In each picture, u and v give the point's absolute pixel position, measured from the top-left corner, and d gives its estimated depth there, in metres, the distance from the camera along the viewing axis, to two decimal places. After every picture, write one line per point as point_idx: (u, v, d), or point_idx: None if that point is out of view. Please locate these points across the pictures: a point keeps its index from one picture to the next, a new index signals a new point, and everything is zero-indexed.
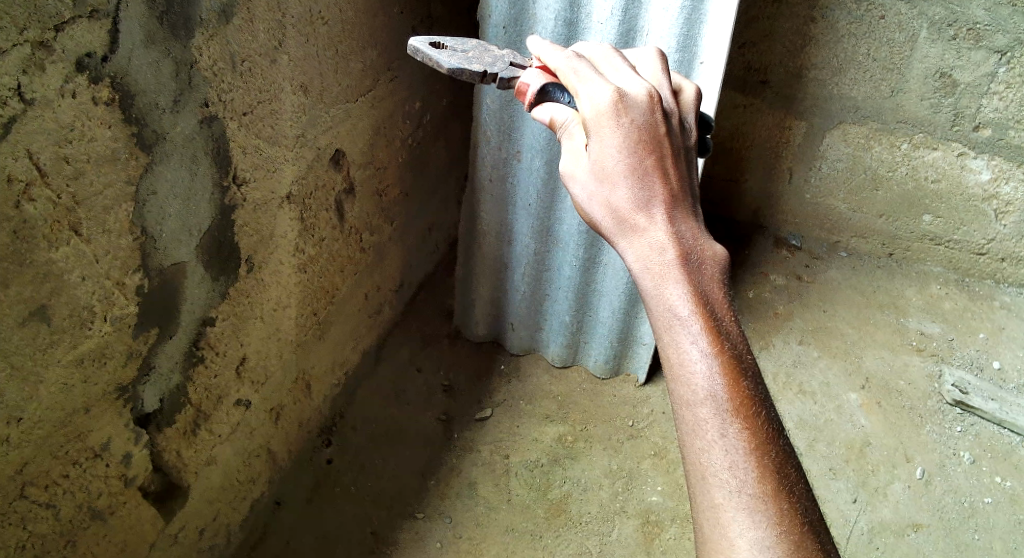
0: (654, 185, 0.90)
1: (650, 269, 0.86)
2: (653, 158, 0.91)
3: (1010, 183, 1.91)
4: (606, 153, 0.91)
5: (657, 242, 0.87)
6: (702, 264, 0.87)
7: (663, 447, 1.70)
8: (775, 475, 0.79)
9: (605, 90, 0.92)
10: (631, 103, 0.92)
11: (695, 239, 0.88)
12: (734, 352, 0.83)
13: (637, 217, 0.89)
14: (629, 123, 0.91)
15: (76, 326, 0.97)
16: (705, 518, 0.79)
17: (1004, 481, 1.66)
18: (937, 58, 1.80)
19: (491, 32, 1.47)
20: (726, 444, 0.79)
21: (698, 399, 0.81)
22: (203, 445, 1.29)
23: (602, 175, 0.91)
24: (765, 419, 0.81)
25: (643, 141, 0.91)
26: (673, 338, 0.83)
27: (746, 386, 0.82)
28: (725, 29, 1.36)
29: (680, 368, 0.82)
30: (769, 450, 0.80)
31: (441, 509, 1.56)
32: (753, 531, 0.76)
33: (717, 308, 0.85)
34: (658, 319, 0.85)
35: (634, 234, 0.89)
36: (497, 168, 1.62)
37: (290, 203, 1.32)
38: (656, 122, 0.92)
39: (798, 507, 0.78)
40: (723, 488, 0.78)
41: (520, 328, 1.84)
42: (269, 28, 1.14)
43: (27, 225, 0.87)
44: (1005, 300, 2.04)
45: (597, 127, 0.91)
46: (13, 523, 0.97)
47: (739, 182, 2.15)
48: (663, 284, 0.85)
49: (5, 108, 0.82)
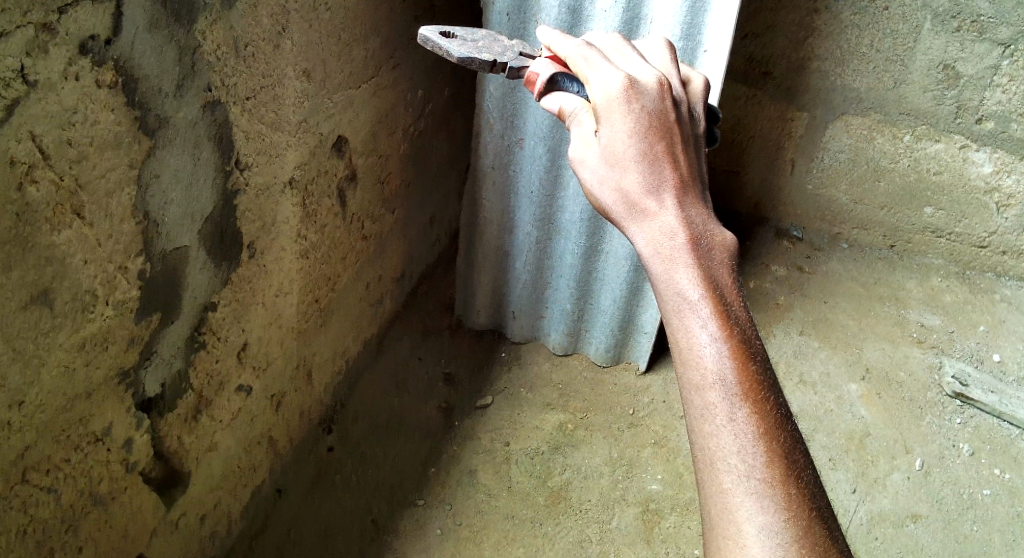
0: (663, 171, 0.90)
1: (660, 253, 0.86)
2: (663, 144, 0.91)
3: (1013, 176, 1.91)
4: (616, 137, 0.92)
5: (667, 226, 0.87)
6: (711, 250, 0.87)
7: (663, 436, 1.70)
8: (784, 459, 0.79)
9: (616, 77, 0.94)
10: (642, 90, 0.93)
11: (704, 225, 0.88)
12: (742, 336, 0.83)
13: (647, 201, 0.89)
14: (639, 110, 0.92)
15: (78, 311, 0.97)
16: (712, 503, 0.79)
17: (1003, 473, 1.67)
18: (940, 50, 1.79)
19: (495, 19, 1.45)
20: (735, 428, 0.79)
21: (708, 383, 0.81)
22: (204, 432, 1.29)
23: (611, 160, 0.92)
24: (773, 404, 0.81)
25: (653, 127, 0.91)
26: (683, 322, 0.83)
27: (755, 372, 0.82)
28: (730, 19, 1.36)
29: (689, 352, 0.82)
30: (777, 434, 0.80)
31: (442, 497, 1.56)
32: (762, 516, 0.77)
33: (726, 293, 0.85)
34: (667, 303, 0.85)
35: (644, 218, 0.89)
36: (500, 157, 1.62)
37: (292, 189, 1.32)
38: (665, 109, 0.93)
39: (806, 492, 0.78)
40: (732, 473, 0.78)
41: (522, 317, 1.84)
42: (273, 14, 1.14)
43: (30, 209, 0.87)
44: (1006, 293, 2.04)
45: (606, 112, 0.93)
46: (14, 507, 0.97)
47: (740, 174, 2.15)
48: (672, 268, 0.85)
49: (10, 90, 0.81)
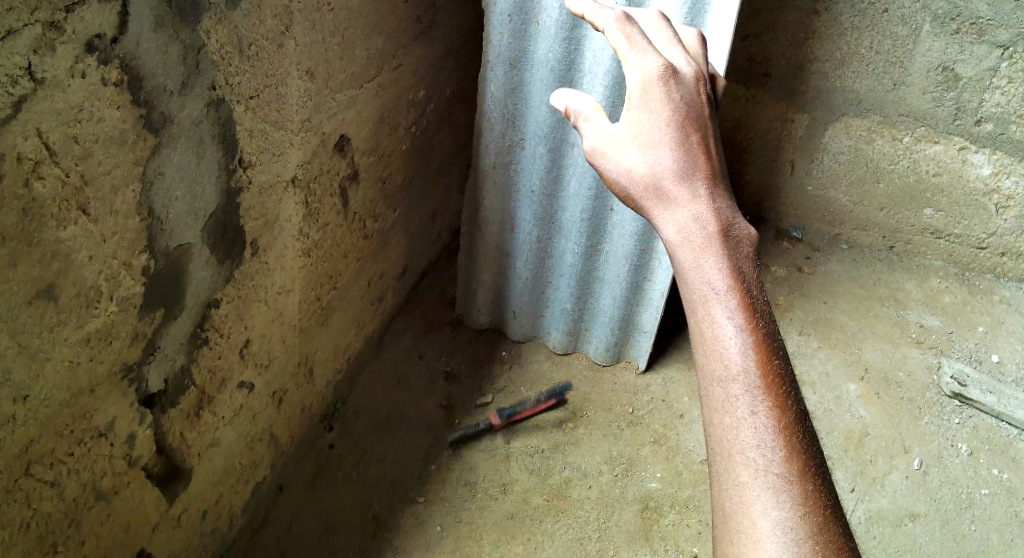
0: (698, 160, 0.93)
1: (691, 241, 0.88)
2: (698, 135, 0.95)
3: (1011, 178, 1.91)
4: (651, 122, 0.95)
5: (698, 215, 0.90)
6: (739, 243, 0.89)
7: (663, 435, 1.71)
8: (802, 456, 0.80)
9: (656, 62, 0.98)
10: (681, 80, 0.98)
11: (732, 217, 0.91)
12: (766, 330, 0.84)
13: (676, 189, 0.92)
14: (678, 99, 0.96)
15: (83, 306, 0.98)
16: (727, 496, 0.80)
17: (1001, 473, 1.68)
18: (940, 52, 1.80)
19: (496, 20, 1.46)
20: (755, 422, 0.80)
21: (731, 375, 0.82)
22: (206, 428, 1.30)
23: (647, 145, 0.95)
24: (793, 400, 0.82)
25: (689, 117, 0.96)
26: (709, 313, 0.84)
27: (777, 366, 0.83)
28: (728, 21, 1.37)
29: (714, 343, 0.83)
30: (796, 431, 0.81)
31: (442, 494, 1.57)
32: (777, 511, 0.77)
33: (752, 285, 0.86)
34: (693, 292, 0.86)
35: (673, 206, 0.92)
36: (501, 157, 1.63)
37: (294, 187, 1.33)
38: (701, 102, 0.98)
39: (822, 489, 0.79)
40: (749, 467, 0.79)
41: (523, 316, 1.85)
42: (276, 13, 1.15)
43: (36, 205, 0.88)
44: (1004, 294, 2.05)
45: (646, 95, 0.96)
46: (18, 501, 0.98)
47: (741, 173, 2.16)
48: (701, 258, 0.87)
49: (17, 87, 0.82)
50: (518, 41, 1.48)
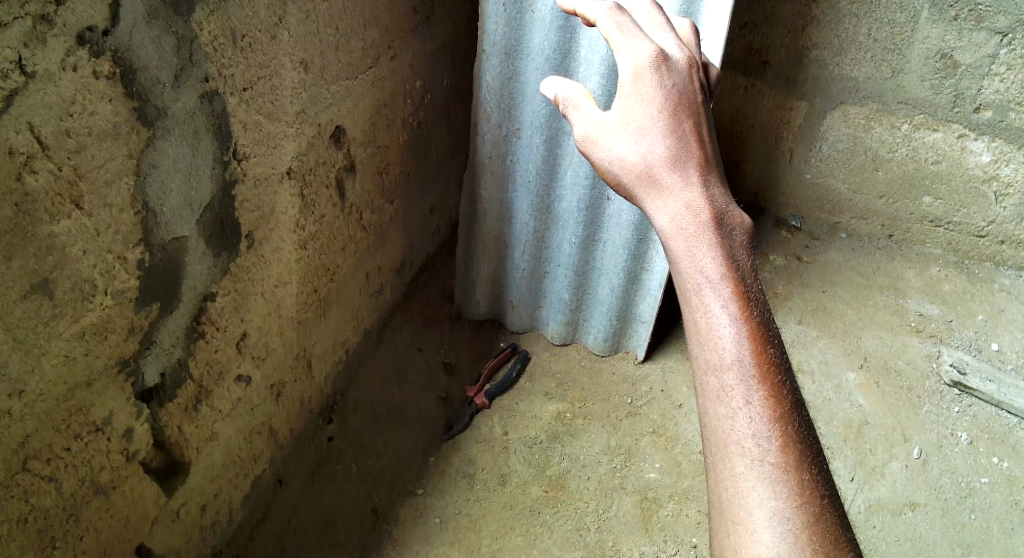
0: (691, 146, 0.93)
1: (683, 229, 0.88)
2: (690, 122, 0.95)
3: (1011, 165, 1.90)
4: (642, 109, 0.95)
5: (691, 203, 0.89)
6: (733, 230, 0.88)
7: (662, 425, 1.70)
8: (797, 446, 0.79)
9: (648, 48, 0.97)
10: (673, 67, 0.97)
11: (725, 205, 0.90)
12: (761, 320, 0.83)
13: (671, 177, 0.91)
14: (670, 86, 0.96)
15: (78, 300, 0.97)
16: (723, 485, 0.80)
17: (1000, 462, 1.67)
18: (938, 38, 1.80)
19: (491, 9, 1.46)
20: (750, 412, 0.80)
21: (724, 365, 0.82)
22: (204, 421, 1.30)
23: (639, 132, 0.95)
24: (788, 389, 0.82)
25: (681, 104, 0.95)
26: (703, 302, 0.84)
27: (773, 355, 0.82)
28: (725, 8, 1.36)
29: (708, 332, 0.83)
30: (791, 420, 0.80)
31: (441, 486, 1.57)
32: (773, 502, 0.77)
33: (745, 274, 0.86)
34: (687, 282, 0.86)
35: (666, 195, 0.91)
36: (497, 147, 1.62)
37: (290, 179, 1.33)
38: (693, 89, 0.97)
39: (818, 479, 0.79)
40: (745, 457, 0.79)
41: (521, 307, 1.85)
42: (270, 4, 1.14)
43: (30, 199, 0.87)
44: (1005, 283, 2.03)
45: (638, 82, 0.96)
46: (14, 496, 0.98)
47: (739, 163, 2.15)
48: (696, 246, 0.86)
49: (8, 81, 0.82)
50: (513, 31, 1.47)
